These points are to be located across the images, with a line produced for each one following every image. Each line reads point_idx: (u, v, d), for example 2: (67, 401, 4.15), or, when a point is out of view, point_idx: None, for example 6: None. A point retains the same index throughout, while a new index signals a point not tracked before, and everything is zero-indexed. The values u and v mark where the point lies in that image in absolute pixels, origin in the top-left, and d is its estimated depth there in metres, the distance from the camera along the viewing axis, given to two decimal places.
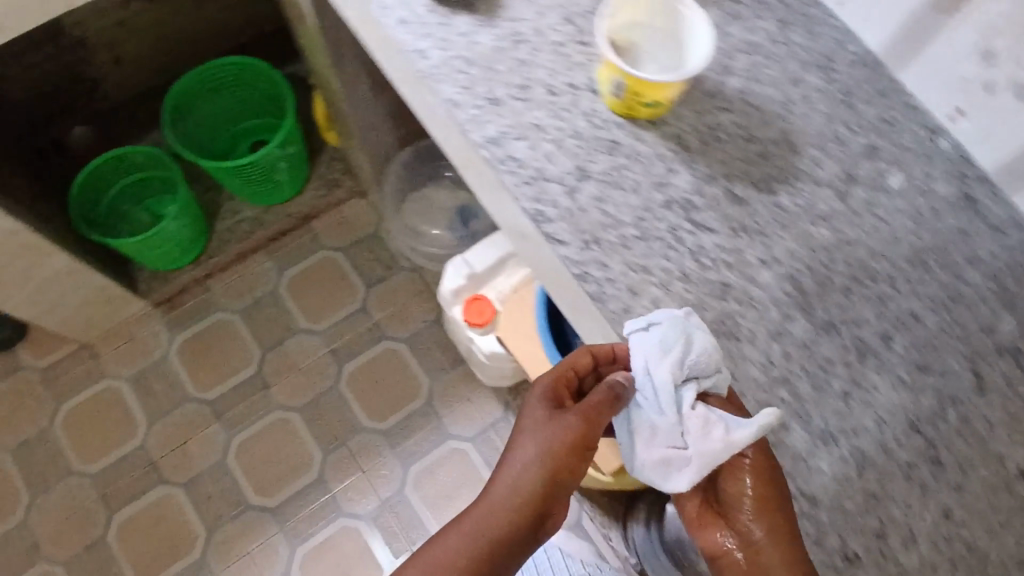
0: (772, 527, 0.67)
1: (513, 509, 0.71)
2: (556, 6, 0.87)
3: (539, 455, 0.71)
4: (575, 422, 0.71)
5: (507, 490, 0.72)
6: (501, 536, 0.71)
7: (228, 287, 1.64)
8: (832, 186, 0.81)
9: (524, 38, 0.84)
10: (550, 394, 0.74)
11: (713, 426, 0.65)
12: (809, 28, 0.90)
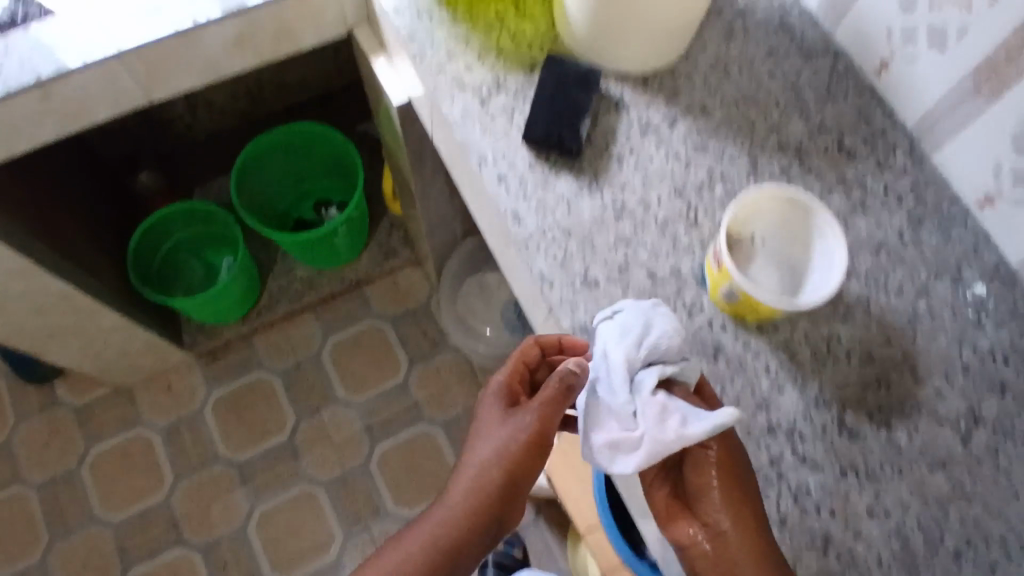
0: (740, 518, 0.64)
1: (467, 504, 0.74)
2: (666, 174, 0.79)
3: (495, 449, 0.74)
4: (530, 421, 0.73)
5: (465, 483, 0.75)
6: (454, 533, 0.74)
7: (272, 346, 1.61)
8: (952, 425, 0.72)
9: (628, 210, 0.77)
10: (505, 391, 0.79)
11: (669, 413, 0.62)
12: (942, 228, 0.80)
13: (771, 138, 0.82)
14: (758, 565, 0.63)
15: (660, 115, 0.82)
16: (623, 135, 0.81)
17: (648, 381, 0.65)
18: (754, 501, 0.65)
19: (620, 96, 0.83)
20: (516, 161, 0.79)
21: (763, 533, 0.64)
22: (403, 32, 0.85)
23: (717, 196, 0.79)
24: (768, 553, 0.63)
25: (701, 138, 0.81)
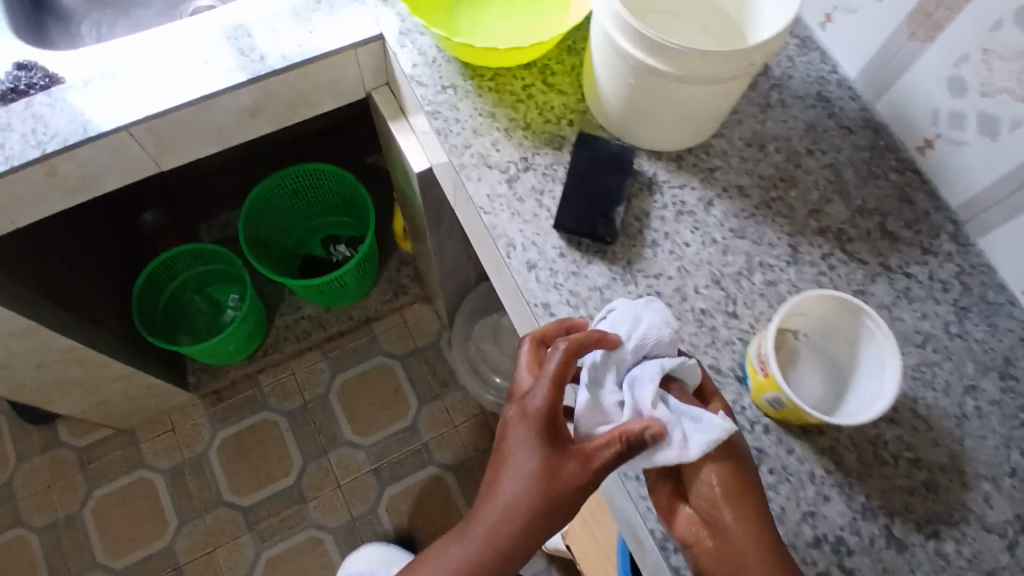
0: (743, 514, 0.59)
1: (478, 565, 0.56)
2: (703, 261, 0.76)
3: (528, 498, 0.55)
4: (579, 472, 0.56)
5: (477, 542, 0.56)
6: (473, 565, 0.55)
7: (279, 386, 1.58)
8: (1007, 536, 0.67)
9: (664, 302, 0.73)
10: (549, 418, 0.57)
11: (658, 417, 0.58)
12: (990, 318, 0.76)
13: (811, 222, 0.79)
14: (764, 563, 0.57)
15: (696, 197, 0.79)
16: (658, 219, 0.77)
17: (642, 378, 0.62)
18: (754, 497, 0.60)
19: (653, 176, 0.80)
20: (546, 247, 0.75)
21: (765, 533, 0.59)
22: (426, 105, 0.82)
23: (756, 285, 0.75)
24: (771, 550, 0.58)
25: (739, 221, 0.78)
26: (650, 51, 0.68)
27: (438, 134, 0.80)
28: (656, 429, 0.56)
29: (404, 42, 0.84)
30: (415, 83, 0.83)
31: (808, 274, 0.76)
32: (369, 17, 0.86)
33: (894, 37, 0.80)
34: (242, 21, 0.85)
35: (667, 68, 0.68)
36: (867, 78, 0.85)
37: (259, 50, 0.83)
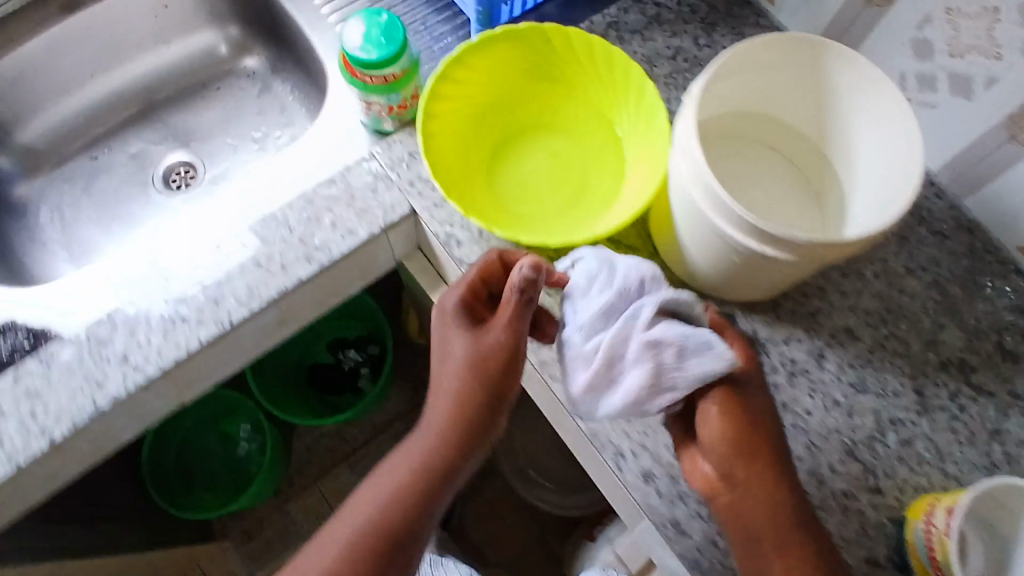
0: (756, 472, 0.59)
1: (419, 484, 0.62)
2: (831, 430, 0.69)
3: (453, 387, 0.62)
4: (499, 344, 0.61)
5: (408, 456, 0.63)
6: (427, 457, 0.62)
7: (308, 511, 1.45)
8: None
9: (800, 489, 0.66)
10: (464, 321, 0.63)
11: (661, 346, 0.57)
12: None
13: (930, 357, 0.72)
14: (773, 527, 0.58)
15: (805, 351, 0.71)
16: (771, 388, 0.69)
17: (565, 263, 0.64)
18: (770, 456, 0.60)
19: (754, 333, 0.71)
20: (660, 448, 0.66)
21: (781, 484, 0.59)
22: None
23: (892, 447, 0.69)
24: (780, 506, 0.58)
25: (856, 373, 0.71)
26: (766, 237, 0.57)
27: None
28: (531, 260, 0.60)
29: (444, 219, 0.72)
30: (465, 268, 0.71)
31: (941, 423, 0.70)
32: (397, 194, 0.73)
33: (988, 136, 0.70)
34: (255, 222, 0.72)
35: (786, 254, 0.57)
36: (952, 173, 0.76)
37: (281, 259, 0.70)
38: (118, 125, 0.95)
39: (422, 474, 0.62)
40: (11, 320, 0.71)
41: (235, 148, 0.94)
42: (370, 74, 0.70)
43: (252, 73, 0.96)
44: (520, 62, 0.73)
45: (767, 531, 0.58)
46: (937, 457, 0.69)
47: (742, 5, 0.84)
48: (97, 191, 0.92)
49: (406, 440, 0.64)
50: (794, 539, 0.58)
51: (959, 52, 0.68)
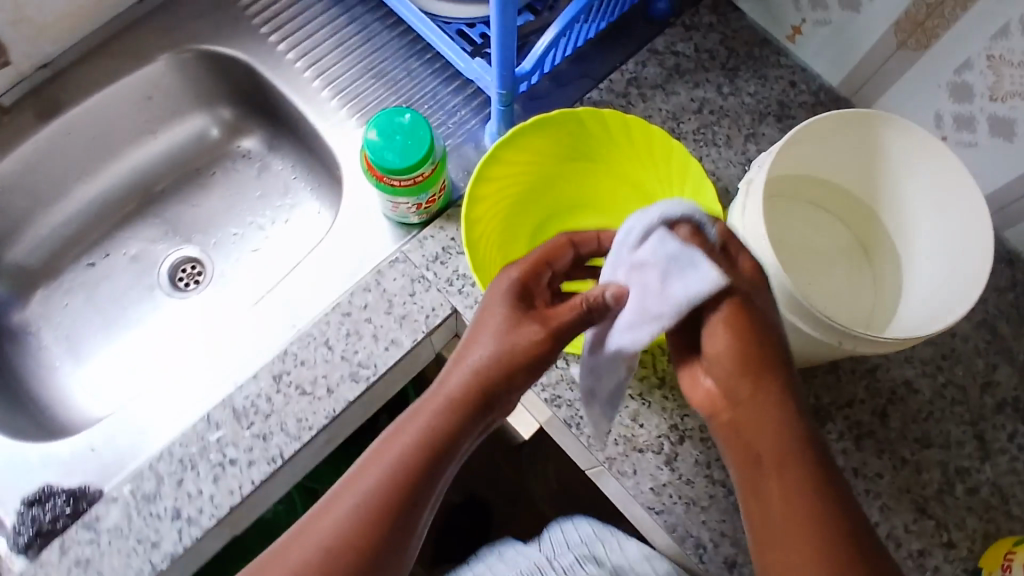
0: (766, 392, 0.50)
1: (427, 442, 0.51)
2: (901, 490, 0.68)
3: (480, 383, 0.53)
4: (538, 341, 0.54)
5: (419, 424, 0.52)
6: (428, 430, 0.51)
7: None
8: None
9: None
10: (517, 289, 0.56)
11: (643, 264, 0.53)
12: None
13: (986, 399, 0.71)
14: (781, 445, 0.49)
15: (868, 411, 0.70)
16: (840, 454, 0.68)
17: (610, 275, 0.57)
18: (783, 370, 0.51)
19: (816, 400, 0.70)
20: (739, 533, 0.65)
21: (792, 407, 0.50)
22: (541, 393, 0.68)
23: (960, 498, 0.68)
24: (792, 459, 0.48)
25: (920, 428, 0.70)
26: (845, 333, 0.56)
27: (568, 425, 0.67)
28: (617, 287, 0.55)
29: None
30: None
31: (1005, 467, 0.69)
32: (436, 295, 0.69)
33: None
34: (291, 342, 0.67)
35: (863, 346, 0.56)
36: (992, 207, 0.74)
37: (325, 383, 0.66)
38: (112, 224, 0.90)
39: (430, 442, 0.51)
40: (49, 484, 0.67)
41: (239, 240, 0.90)
42: (400, 178, 0.66)
43: (250, 154, 0.92)
44: (557, 145, 0.69)
45: (770, 441, 0.49)
46: (1004, 501, 0.68)
47: (761, 45, 0.81)
48: (101, 302, 0.87)
49: (416, 406, 0.54)
50: (802, 463, 0.48)
51: (1000, 97, 0.65)
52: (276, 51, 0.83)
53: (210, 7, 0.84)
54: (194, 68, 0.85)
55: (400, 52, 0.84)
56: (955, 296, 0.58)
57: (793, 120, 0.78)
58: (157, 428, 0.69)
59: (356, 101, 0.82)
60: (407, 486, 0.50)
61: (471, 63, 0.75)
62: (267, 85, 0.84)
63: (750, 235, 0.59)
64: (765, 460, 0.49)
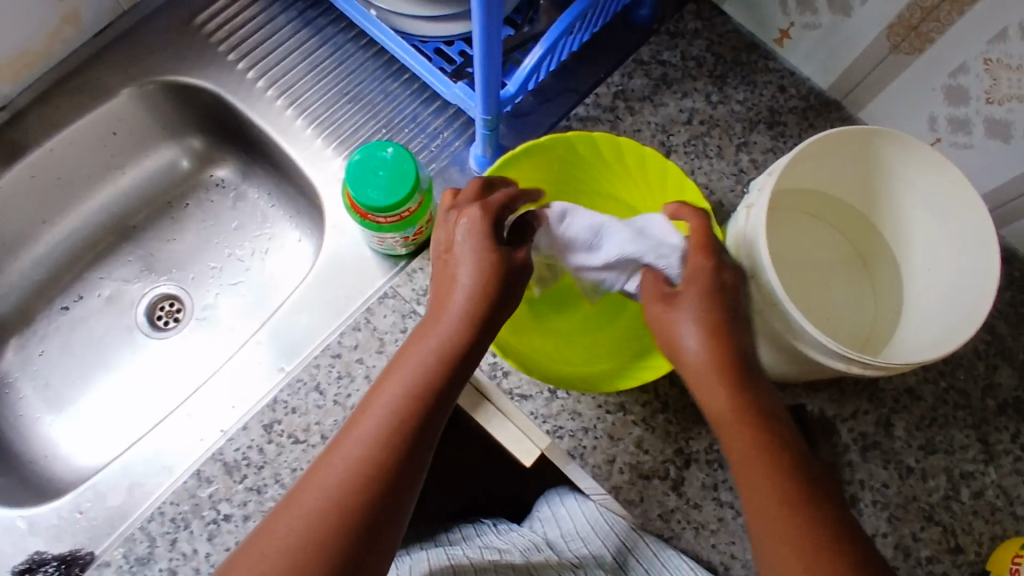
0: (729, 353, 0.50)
1: (418, 380, 0.48)
2: (906, 499, 0.65)
3: (465, 319, 0.51)
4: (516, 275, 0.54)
5: (407, 370, 0.49)
6: (422, 372, 0.48)
7: None
8: None
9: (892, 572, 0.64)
10: (487, 224, 0.54)
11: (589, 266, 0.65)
12: None
13: (989, 402, 0.68)
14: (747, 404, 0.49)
15: (871, 421, 0.67)
16: (848, 467, 0.66)
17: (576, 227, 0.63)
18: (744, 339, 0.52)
19: (821, 413, 0.67)
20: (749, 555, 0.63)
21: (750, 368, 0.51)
22: (543, 426, 0.65)
23: (967, 502, 0.65)
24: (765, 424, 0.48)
25: (924, 435, 0.67)
26: (854, 358, 0.52)
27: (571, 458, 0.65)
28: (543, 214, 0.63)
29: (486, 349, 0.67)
30: (516, 399, 0.66)
31: (1009, 469, 0.66)
32: None
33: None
34: (280, 390, 0.65)
35: (870, 369, 0.53)
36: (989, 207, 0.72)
37: (318, 429, 0.64)
38: (84, 263, 0.88)
39: (424, 382, 0.48)
40: (38, 552, 0.64)
41: (218, 273, 0.87)
42: (384, 216, 0.63)
43: (223, 183, 0.90)
44: (547, 167, 0.67)
45: (744, 403, 0.49)
46: (1010, 502, 0.66)
47: (749, 49, 0.79)
48: (78, 348, 0.85)
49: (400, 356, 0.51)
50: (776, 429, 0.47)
51: (997, 99, 0.64)
52: (245, 78, 0.80)
53: (174, 36, 0.81)
54: (159, 99, 0.82)
55: (374, 74, 0.81)
56: (964, 311, 0.56)
57: (785, 127, 0.76)
58: (146, 487, 0.66)
59: (333, 129, 0.79)
60: (407, 431, 0.46)
61: (450, 83, 0.72)
62: (238, 115, 0.81)
63: (753, 261, 0.56)
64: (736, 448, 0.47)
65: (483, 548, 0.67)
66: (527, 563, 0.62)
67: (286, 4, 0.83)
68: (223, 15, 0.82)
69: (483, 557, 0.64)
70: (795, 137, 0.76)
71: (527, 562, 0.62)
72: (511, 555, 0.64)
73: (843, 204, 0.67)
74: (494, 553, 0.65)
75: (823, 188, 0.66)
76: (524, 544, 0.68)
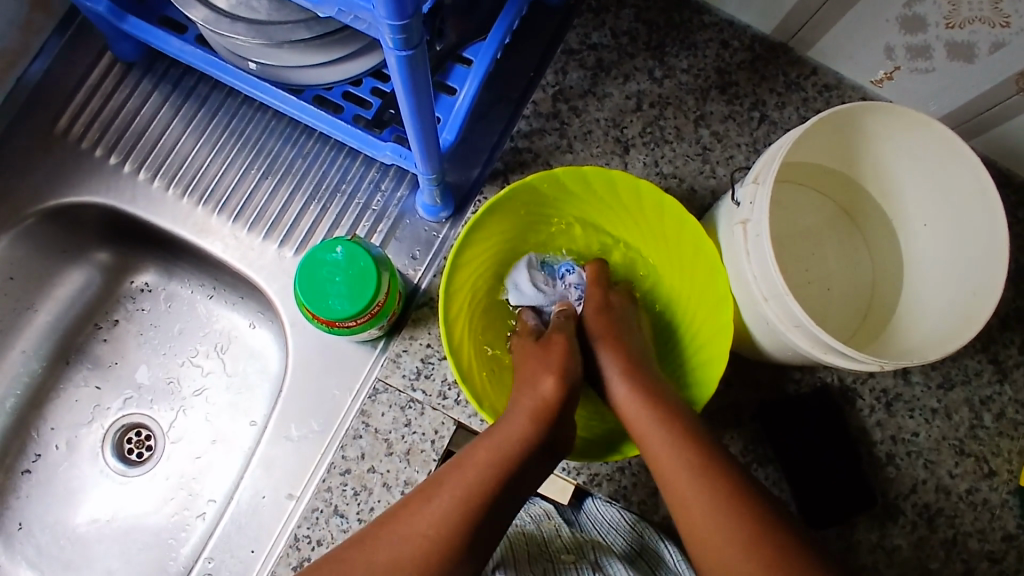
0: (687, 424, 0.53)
1: (491, 482, 0.49)
2: (937, 439, 0.67)
3: (536, 440, 0.52)
4: (562, 424, 0.55)
5: (473, 473, 0.49)
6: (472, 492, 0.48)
7: None
8: None
9: (935, 509, 0.66)
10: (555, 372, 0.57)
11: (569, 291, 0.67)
12: None
13: (991, 321, 0.69)
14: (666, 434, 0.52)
15: (889, 373, 0.68)
16: (876, 427, 0.67)
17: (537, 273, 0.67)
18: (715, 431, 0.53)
19: (841, 381, 0.68)
20: None
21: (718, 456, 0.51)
22: (578, 476, 0.64)
23: (991, 426, 0.67)
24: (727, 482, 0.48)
25: (940, 373, 0.68)
26: (887, 360, 0.50)
27: (616, 501, 0.64)
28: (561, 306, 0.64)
29: None
30: None
31: (1022, 381, 0.68)
32: (434, 413, 0.64)
33: (992, 93, 0.63)
34: (299, 526, 0.62)
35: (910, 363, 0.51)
36: (955, 125, 0.68)
37: None
38: (20, 423, 0.74)
39: (492, 488, 0.48)
40: None
41: (176, 387, 0.76)
42: (354, 320, 0.57)
43: (148, 288, 0.78)
44: (514, 216, 0.65)
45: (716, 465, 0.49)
46: None
47: (680, 8, 0.72)
48: (53, 517, 0.73)
49: (464, 452, 0.51)
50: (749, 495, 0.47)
51: (957, 23, 0.58)
52: (139, 181, 0.71)
53: (38, 154, 0.70)
54: (47, 230, 0.72)
55: (286, 137, 0.72)
56: (977, 272, 0.54)
57: (737, 87, 0.70)
58: None
59: (260, 211, 0.70)
60: (476, 534, 0.46)
61: (379, 143, 0.62)
62: (141, 224, 0.72)
63: (763, 281, 0.53)
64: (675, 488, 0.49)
65: None
66: (539, 533, 0.59)
67: (155, 77, 0.72)
68: (87, 110, 0.71)
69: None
70: (750, 96, 0.70)
71: (539, 532, 0.59)
72: (522, 524, 0.60)
73: (823, 169, 0.64)
74: (505, 521, 0.61)
75: (799, 159, 0.63)
76: (535, 511, 0.62)
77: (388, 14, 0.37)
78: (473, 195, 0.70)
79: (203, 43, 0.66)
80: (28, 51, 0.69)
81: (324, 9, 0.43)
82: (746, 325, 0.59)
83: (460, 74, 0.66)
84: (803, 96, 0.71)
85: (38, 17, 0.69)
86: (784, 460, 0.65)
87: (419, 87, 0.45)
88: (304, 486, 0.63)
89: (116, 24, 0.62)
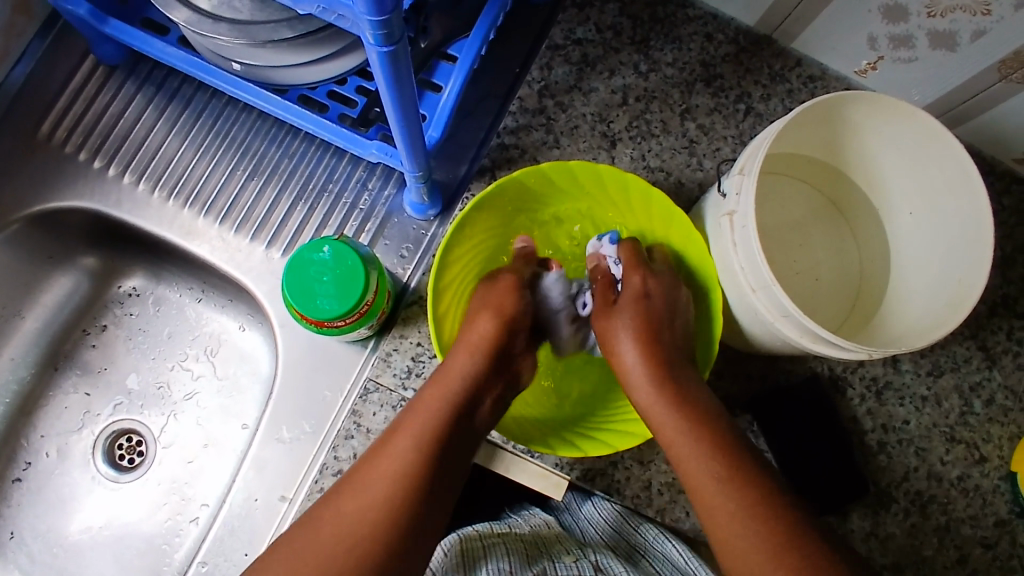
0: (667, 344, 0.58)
1: (442, 422, 0.52)
2: (929, 427, 0.68)
3: (479, 374, 0.56)
4: (505, 355, 0.58)
5: (424, 413, 0.52)
6: (422, 436, 0.51)
7: None
8: None
9: (928, 496, 0.66)
10: (503, 297, 0.60)
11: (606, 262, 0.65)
12: None
13: (978, 309, 0.69)
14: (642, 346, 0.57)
15: (879, 362, 0.68)
16: (867, 416, 0.68)
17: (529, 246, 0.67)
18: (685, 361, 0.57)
19: (832, 371, 0.68)
20: None
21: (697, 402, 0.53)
22: (571, 472, 0.64)
23: (980, 412, 0.68)
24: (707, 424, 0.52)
25: (930, 360, 0.68)
26: (874, 348, 0.50)
27: (610, 497, 0.64)
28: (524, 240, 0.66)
29: None
30: (536, 455, 0.65)
31: (1011, 367, 0.68)
32: None
33: (975, 80, 0.63)
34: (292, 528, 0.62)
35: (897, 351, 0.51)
36: (939, 114, 0.69)
37: None
38: (10, 432, 0.74)
39: (441, 428, 0.52)
40: None
41: (166, 392, 0.75)
42: (343, 319, 0.57)
43: (136, 292, 0.77)
44: (501, 211, 0.65)
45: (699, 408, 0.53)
46: (1019, 401, 0.68)
47: (663, 1, 0.72)
48: (44, 525, 0.72)
49: (412, 399, 0.55)
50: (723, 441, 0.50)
51: (939, 12, 0.58)
52: (125, 184, 0.70)
53: (22, 159, 0.70)
54: (32, 236, 0.72)
55: (271, 137, 0.71)
56: (963, 260, 0.55)
57: (722, 79, 0.71)
58: None
59: (247, 212, 0.70)
60: (430, 468, 0.50)
61: (365, 141, 0.61)
62: (127, 228, 0.71)
63: (750, 272, 0.53)
64: (662, 433, 0.53)
65: (493, 522, 0.62)
66: (536, 538, 0.58)
67: (139, 80, 0.72)
68: (71, 114, 0.71)
69: (489, 533, 0.58)
70: (736, 88, 0.71)
71: (536, 537, 0.58)
72: (519, 531, 0.59)
73: (809, 159, 0.64)
74: (503, 527, 0.60)
75: (785, 150, 0.63)
76: (536, 520, 0.62)
77: (367, 11, 0.37)
78: (460, 192, 0.70)
79: (185, 44, 0.66)
80: (9, 56, 0.69)
81: (305, 6, 0.43)
82: (736, 316, 0.59)
83: (445, 71, 0.65)
84: (788, 88, 0.71)
85: (19, 21, 0.68)
86: (777, 452, 0.65)
87: (403, 83, 0.45)
88: (297, 487, 0.63)
89: (97, 26, 0.62)
